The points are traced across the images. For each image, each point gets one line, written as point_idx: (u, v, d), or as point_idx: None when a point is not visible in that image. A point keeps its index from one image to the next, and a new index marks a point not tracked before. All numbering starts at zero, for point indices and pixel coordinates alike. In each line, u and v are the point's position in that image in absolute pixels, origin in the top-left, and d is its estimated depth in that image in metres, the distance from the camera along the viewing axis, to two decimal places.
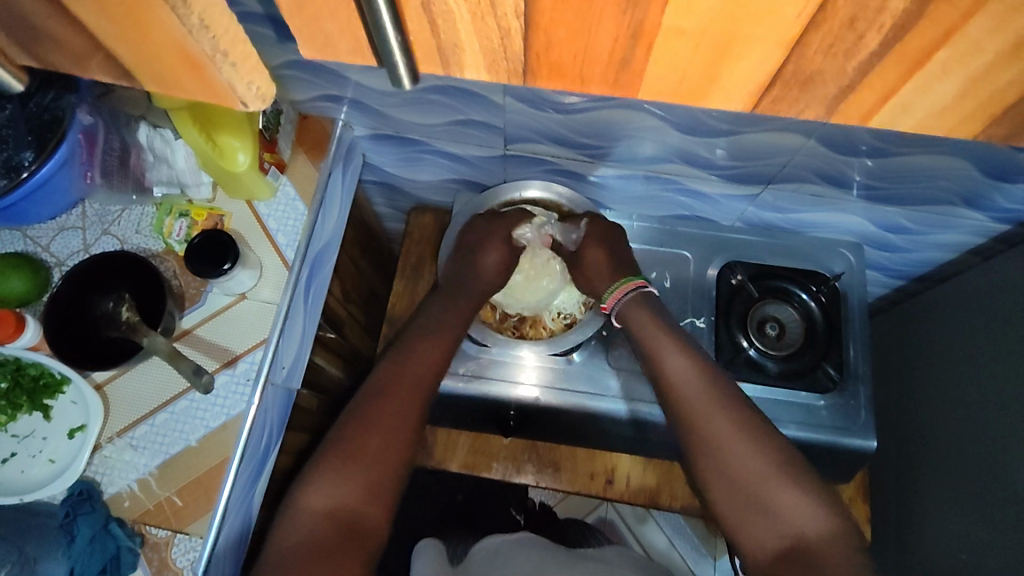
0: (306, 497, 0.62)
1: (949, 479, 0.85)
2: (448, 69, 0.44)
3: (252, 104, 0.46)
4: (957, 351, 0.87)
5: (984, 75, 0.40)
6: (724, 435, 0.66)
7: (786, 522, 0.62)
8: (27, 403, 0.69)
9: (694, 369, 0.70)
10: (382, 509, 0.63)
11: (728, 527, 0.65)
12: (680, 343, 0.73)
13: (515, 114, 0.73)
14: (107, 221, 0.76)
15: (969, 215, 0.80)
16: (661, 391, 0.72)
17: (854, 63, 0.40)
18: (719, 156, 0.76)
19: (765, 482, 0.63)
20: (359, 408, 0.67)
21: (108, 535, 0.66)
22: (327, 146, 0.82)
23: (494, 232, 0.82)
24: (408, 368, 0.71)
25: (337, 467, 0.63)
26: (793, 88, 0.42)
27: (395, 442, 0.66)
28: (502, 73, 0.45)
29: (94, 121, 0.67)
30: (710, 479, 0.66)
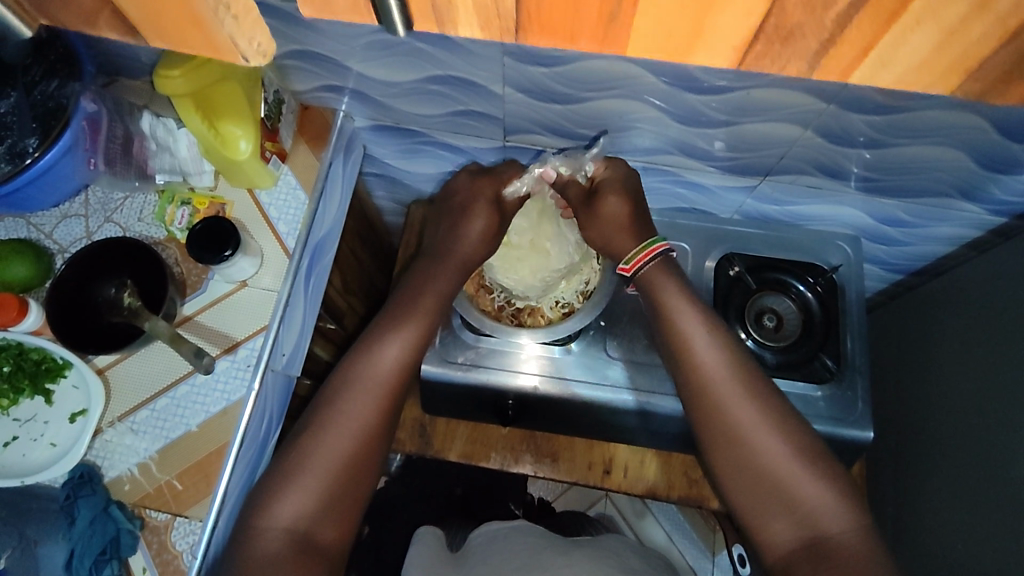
0: (268, 510, 0.61)
1: (947, 472, 0.85)
2: (441, 26, 0.45)
3: (252, 61, 0.49)
4: (954, 345, 0.87)
5: (959, 27, 0.39)
6: (750, 428, 0.66)
7: (809, 514, 0.62)
8: (29, 388, 0.70)
9: (725, 356, 0.69)
10: (337, 526, 0.63)
11: (742, 516, 0.66)
12: (709, 325, 0.71)
13: (514, 104, 0.74)
14: (109, 209, 0.77)
15: (966, 209, 0.81)
16: (682, 369, 0.70)
17: (831, 17, 0.39)
18: (718, 148, 0.77)
19: (791, 475, 0.64)
20: (320, 418, 0.65)
21: (107, 517, 0.66)
22: (327, 137, 0.83)
23: (479, 196, 0.80)
24: (377, 372, 0.68)
25: (297, 482, 0.62)
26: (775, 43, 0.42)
27: (359, 455, 0.65)
28: (494, 29, 0.44)
29: (98, 108, 0.68)
30: (728, 465, 0.66)
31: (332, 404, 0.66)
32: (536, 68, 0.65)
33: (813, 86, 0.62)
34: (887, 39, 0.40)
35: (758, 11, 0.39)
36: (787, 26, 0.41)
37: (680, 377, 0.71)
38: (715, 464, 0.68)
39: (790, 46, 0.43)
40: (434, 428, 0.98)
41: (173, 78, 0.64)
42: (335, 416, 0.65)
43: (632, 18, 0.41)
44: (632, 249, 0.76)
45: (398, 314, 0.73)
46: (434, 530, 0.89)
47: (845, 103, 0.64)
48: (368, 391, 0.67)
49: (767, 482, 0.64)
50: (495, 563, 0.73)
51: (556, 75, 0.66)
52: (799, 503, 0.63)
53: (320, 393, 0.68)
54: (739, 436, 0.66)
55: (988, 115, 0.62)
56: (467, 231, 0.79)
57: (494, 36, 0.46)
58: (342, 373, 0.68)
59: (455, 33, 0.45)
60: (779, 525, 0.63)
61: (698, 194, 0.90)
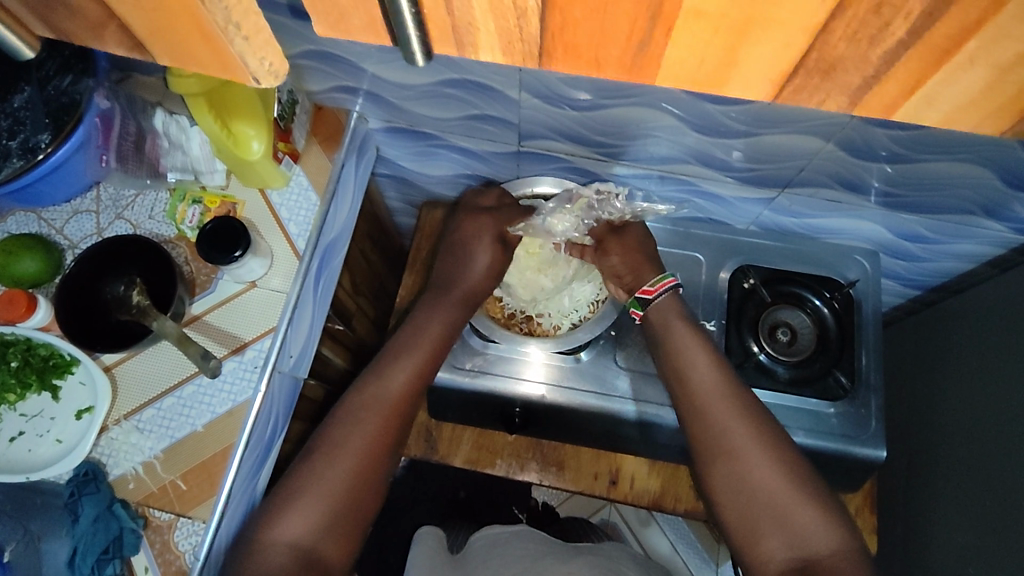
0: (275, 524, 0.60)
1: (959, 492, 0.83)
2: (462, 50, 0.42)
3: (265, 81, 0.45)
4: (971, 364, 0.85)
5: (1012, 65, 0.37)
6: (745, 450, 0.65)
7: (800, 540, 0.60)
8: (36, 384, 0.70)
9: (722, 383, 0.69)
10: (340, 546, 0.62)
11: (735, 542, 0.63)
12: (705, 344, 0.73)
13: (531, 110, 0.73)
14: (121, 205, 0.77)
15: (990, 226, 0.79)
16: (681, 400, 0.70)
17: (879, 51, 0.36)
18: (735, 158, 0.76)
19: (787, 501, 0.62)
20: (331, 434, 0.65)
21: (111, 515, 0.66)
22: (341, 138, 0.82)
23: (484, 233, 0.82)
24: (385, 395, 0.68)
25: (305, 497, 0.61)
26: (815, 77, 0.39)
27: (364, 474, 0.64)
28: (518, 55, 0.41)
29: (111, 105, 0.68)
30: (724, 488, 0.64)
31: (342, 423, 0.66)
32: (551, 74, 0.64)
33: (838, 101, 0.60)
34: (940, 81, 0.38)
35: (798, 41, 0.36)
36: (829, 60, 0.37)
37: (681, 405, 0.70)
38: (707, 480, 0.66)
39: (830, 80, 0.39)
40: (440, 434, 0.97)
41: (188, 78, 0.65)
42: (343, 436, 0.65)
43: (662, 47, 0.38)
44: (649, 278, 0.79)
45: (403, 345, 0.74)
46: (435, 530, 0.87)
47: (868, 117, 0.62)
48: (375, 412, 0.67)
49: (758, 496, 0.63)
50: (495, 568, 0.73)
51: (573, 81, 0.65)
52: (793, 525, 0.61)
53: (331, 413, 0.68)
54: (731, 448, 0.65)
55: None
56: (473, 264, 0.82)
57: (515, 61, 0.42)
58: (354, 394, 0.68)
59: (475, 57, 0.42)
60: (772, 542, 0.61)
61: (714, 206, 0.89)
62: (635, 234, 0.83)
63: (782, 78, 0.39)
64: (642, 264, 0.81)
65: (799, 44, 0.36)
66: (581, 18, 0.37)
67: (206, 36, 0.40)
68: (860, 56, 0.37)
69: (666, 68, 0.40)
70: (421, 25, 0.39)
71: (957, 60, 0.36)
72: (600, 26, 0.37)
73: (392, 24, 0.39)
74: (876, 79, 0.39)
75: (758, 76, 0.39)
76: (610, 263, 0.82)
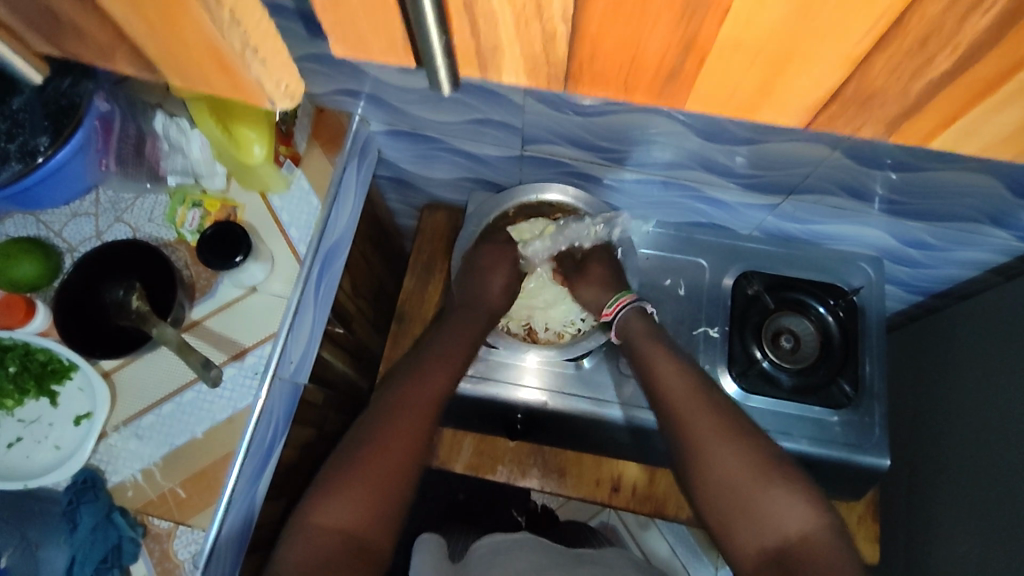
0: (320, 514, 0.60)
1: (962, 501, 0.83)
2: (485, 71, 0.44)
3: (281, 104, 0.47)
4: (975, 372, 0.85)
5: None
6: (707, 440, 0.65)
7: (771, 528, 0.60)
8: (34, 390, 0.69)
9: (685, 377, 0.70)
10: (387, 537, 0.61)
11: (715, 535, 0.64)
12: (666, 348, 0.74)
13: (534, 115, 0.72)
14: (120, 208, 0.76)
15: (995, 234, 0.79)
16: (653, 400, 0.71)
17: (918, 85, 0.39)
18: (739, 164, 0.75)
19: (754, 489, 0.62)
20: (374, 426, 0.66)
21: (109, 524, 0.65)
22: (342, 141, 0.81)
23: (502, 256, 0.85)
24: (424, 393, 0.70)
25: (349, 486, 0.62)
26: (852, 108, 0.42)
27: (408, 467, 0.65)
28: (542, 77, 0.45)
29: (111, 108, 0.67)
30: (699, 482, 0.65)
31: (385, 415, 0.67)
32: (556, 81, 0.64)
33: None
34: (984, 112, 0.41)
35: (837, 75, 0.38)
36: (867, 92, 0.40)
37: (653, 403, 0.72)
38: (685, 480, 0.67)
39: (868, 110, 0.42)
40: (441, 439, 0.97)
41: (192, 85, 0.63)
42: (379, 429, 0.66)
43: (693, 74, 0.41)
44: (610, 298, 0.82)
45: (441, 349, 0.76)
46: (436, 537, 0.86)
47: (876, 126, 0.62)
48: (415, 406, 0.68)
49: (727, 490, 0.63)
50: None
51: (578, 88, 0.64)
52: (760, 514, 0.61)
53: (371, 409, 0.69)
54: (697, 445, 0.65)
55: None
56: (489, 284, 0.83)
57: (539, 82, 0.45)
58: (393, 390, 0.70)
59: (499, 79, 0.45)
60: (744, 535, 0.61)
61: (719, 211, 0.89)
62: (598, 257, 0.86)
63: (817, 103, 0.42)
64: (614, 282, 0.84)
65: (833, 80, 0.39)
66: (614, 45, 0.39)
67: (223, 68, 0.42)
68: (900, 89, 0.39)
69: (698, 92, 0.42)
70: (449, 54, 0.42)
71: (992, 100, 0.40)
72: (631, 55, 0.40)
73: (421, 52, 0.42)
74: (915, 108, 0.42)
75: (794, 101, 0.42)
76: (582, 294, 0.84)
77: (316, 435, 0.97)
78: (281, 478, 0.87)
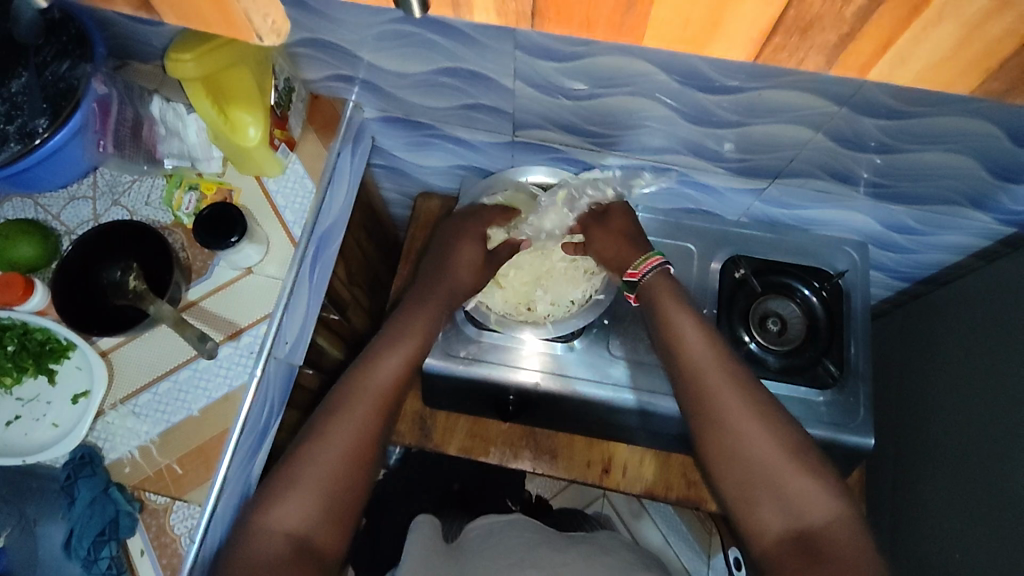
0: (269, 515, 0.60)
1: (945, 479, 0.85)
2: (458, 9, 0.54)
3: (267, 40, 0.54)
4: (958, 353, 0.87)
5: (980, 23, 0.46)
6: (736, 414, 0.64)
7: (796, 508, 0.60)
8: (32, 368, 0.70)
9: (711, 346, 0.68)
10: (336, 535, 0.62)
11: (731, 507, 0.63)
12: (696, 317, 0.71)
13: (525, 99, 0.74)
14: (117, 191, 0.77)
15: (976, 217, 0.80)
16: (676, 368, 0.69)
17: (852, 7, 0.46)
18: (728, 149, 0.77)
19: (781, 467, 0.61)
20: (321, 424, 0.65)
21: (107, 498, 0.66)
22: (337, 127, 0.83)
23: (465, 233, 0.84)
24: (373, 384, 0.68)
25: (296, 488, 0.61)
26: (794, 34, 0.49)
27: (357, 464, 0.64)
28: (509, 15, 0.53)
29: (108, 91, 0.68)
30: (718, 456, 0.63)
31: (333, 413, 0.66)
32: (547, 63, 0.65)
33: (825, 87, 0.61)
34: (916, 35, 0.48)
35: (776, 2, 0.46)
36: (807, 17, 0.47)
37: (673, 370, 0.69)
38: (701, 452, 0.65)
39: (809, 38, 0.50)
40: (434, 422, 0.98)
41: (185, 62, 0.64)
42: (328, 427, 0.65)
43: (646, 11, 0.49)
44: (635, 259, 0.78)
45: (396, 334, 0.74)
46: (432, 519, 0.87)
47: (856, 106, 0.64)
48: (363, 401, 0.67)
49: (755, 467, 0.61)
50: (488, 555, 0.73)
51: (568, 70, 0.66)
52: (786, 491, 0.60)
53: (322, 405, 0.68)
54: (727, 420, 0.63)
55: (998, 121, 0.62)
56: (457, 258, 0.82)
57: (509, 20, 0.54)
58: (345, 385, 0.68)
59: (470, 16, 0.54)
60: (766, 512, 0.61)
61: (707, 196, 0.90)
62: (618, 213, 0.83)
63: (760, 38, 0.51)
64: (630, 244, 0.80)
65: (778, 3, 0.46)
66: None
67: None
68: (835, 14, 0.47)
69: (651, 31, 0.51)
70: None
71: (927, 15, 0.46)
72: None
73: None
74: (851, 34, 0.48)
75: (740, 35, 0.50)
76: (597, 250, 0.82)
77: None
78: None
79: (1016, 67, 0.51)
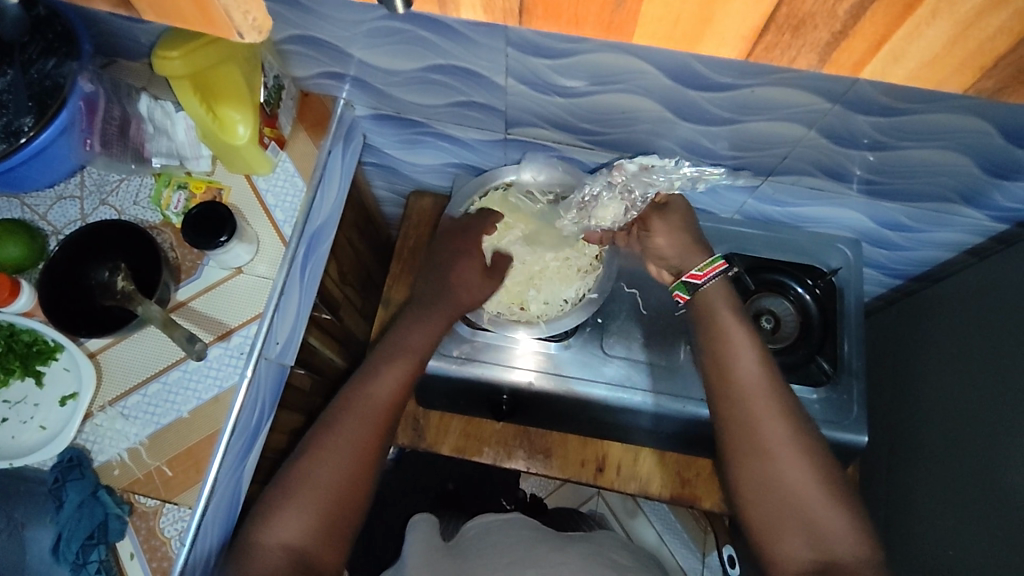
0: (269, 529, 0.59)
1: (939, 477, 0.85)
2: (445, 7, 0.53)
3: (249, 37, 0.50)
4: (951, 351, 0.87)
5: (974, 20, 0.46)
6: (780, 445, 0.63)
7: (826, 542, 0.60)
8: (19, 369, 0.70)
9: (766, 372, 0.66)
10: (333, 554, 0.61)
11: (754, 533, 0.63)
12: (753, 337, 0.69)
13: (516, 96, 0.73)
14: (105, 191, 0.77)
15: (969, 214, 0.80)
16: (717, 385, 0.67)
17: (844, 5, 0.45)
18: (721, 147, 0.76)
19: (818, 506, 0.61)
20: (321, 438, 0.64)
21: (96, 501, 0.65)
22: (327, 125, 0.82)
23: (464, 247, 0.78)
24: (374, 401, 0.67)
25: (295, 502, 0.61)
26: (786, 32, 0.49)
27: (357, 481, 0.63)
28: (496, 13, 0.53)
29: (95, 89, 0.67)
30: (752, 484, 0.63)
31: (335, 427, 0.65)
32: (539, 60, 0.65)
33: (819, 86, 0.61)
34: (908, 33, 0.48)
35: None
36: (799, 14, 0.47)
37: (715, 386, 0.67)
38: (735, 476, 0.64)
39: (802, 36, 0.49)
40: (427, 421, 0.98)
41: (172, 60, 0.62)
42: (329, 442, 0.64)
43: (636, 8, 0.48)
44: (699, 260, 0.75)
45: (397, 347, 0.73)
46: (429, 517, 0.86)
47: (850, 104, 0.63)
48: (365, 416, 0.66)
49: (790, 500, 0.61)
50: (485, 555, 0.72)
51: (559, 67, 0.65)
52: (817, 526, 0.60)
53: (320, 420, 0.67)
54: (770, 450, 0.63)
55: (990, 118, 0.62)
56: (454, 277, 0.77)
57: (496, 16, 0.53)
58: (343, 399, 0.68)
59: (457, 14, 0.53)
60: (793, 543, 0.60)
61: (700, 194, 0.90)
62: (679, 207, 0.78)
63: (751, 36, 0.50)
64: (693, 244, 0.77)
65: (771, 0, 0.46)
66: None
67: None
68: (827, 11, 0.46)
69: (640, 27, 0.50)
70: None
71: (921, 13, 0.45)
72: None
73: None
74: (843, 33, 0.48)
75: (730, 32, 0.50)
76: (655, 245, 0.77)
77: (302, 421, 0.98)
78: (268, 461, 0.88)
79: (1010, 64, 0.50)
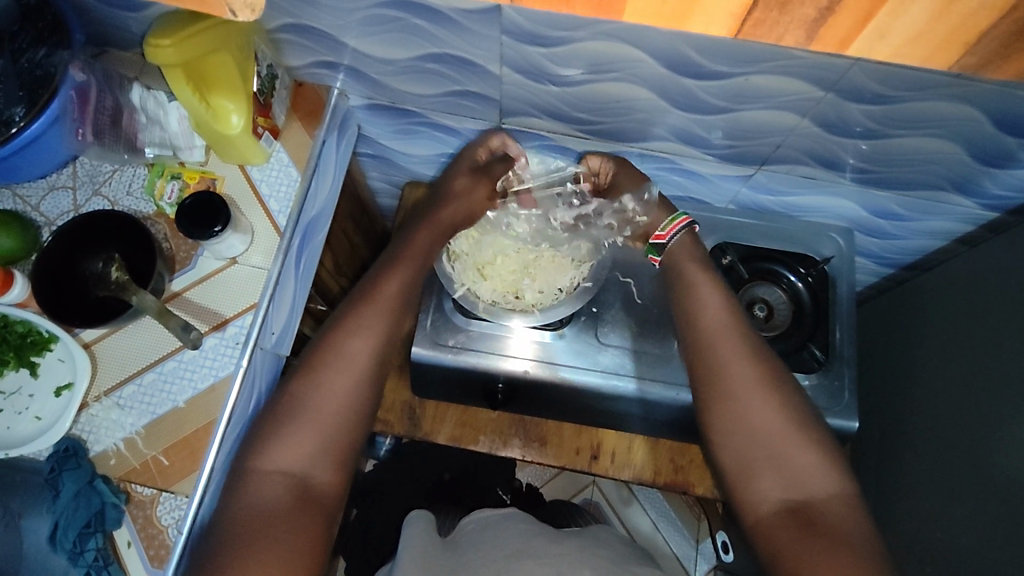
0: (267, 454, 0.60)
1: (929, 461, 0.86)
2: None
3: (242, 14, 0.49)
4: (942, 334, 0.88)
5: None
6: (743, 386, 0.64)
7: (796, 479, 0.60)
8: (13, 360, 0.69)
9: (727, 315, 0.69)
10: (334, 473, 0.61)
11: (729, 478, 0.63)
12: (717, 283, 0.72)
13: (512, 86, 0.74)
14: (98, 181, 0.76)
15: (960, 203, 0.81)
16: (693, 325, 0.69)
17: None
18: (716, 137, 0.77)
19: (786, 440, 0.61)
20: (325, 359, 0.65)
21: (92, 491, 0.66)
22: (321, 115, 0.82)
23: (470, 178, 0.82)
24: (375, 313, 0.68)
25: (296, 424, 0.61)
26: (773, 8, 0.50)
27: (358, 403, 0.64)
28: None
29: (86, 78, 0.68)
30: (722, 425, 0.64)
31: (335, 345, 0.66)
32: (533, 48, 0.65)
33: (811, 73, 0.62)
34: (889, 13, 0.49)
35: None
36: None
37: (687, 334, 0.70)
38: (706, 422, 0.65)
39: (787, 14, 0.51)
40: (422, 411, 0.98)
41: (164, 48, 0.63)
42: (330, 363, 0.64)
43: None
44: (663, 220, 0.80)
45: (395, 257, 0.74)
46: (426, 513, 0.85)
47: (843, 92, 0.64)
48: (366, 333, 0.67)
49: (757, 437, 0.62)
50: (483, 548, 0.73)
51: (554, 56, 0.65)
52: (788, 464, 0.61)
53: (319, 342, 0.67)
54: (735, 392, 0.64)
55: (980, 105, 0.63)
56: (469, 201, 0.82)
57: None
58: (335, 323, 0.68)
59: None
60: (765, 484, 0.61)
61: (695, 184, 0.90)
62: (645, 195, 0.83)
63: (740, 13, 0.51)
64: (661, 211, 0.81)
65: None
66: None
67: None
68: None
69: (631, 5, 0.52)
70: None
71: None
72: None
73: None
74: (829, 10, 0.49)
75: (719, 11, 0.51)
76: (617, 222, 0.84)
77: None
78: None
79: (992, 39, 0.51)
